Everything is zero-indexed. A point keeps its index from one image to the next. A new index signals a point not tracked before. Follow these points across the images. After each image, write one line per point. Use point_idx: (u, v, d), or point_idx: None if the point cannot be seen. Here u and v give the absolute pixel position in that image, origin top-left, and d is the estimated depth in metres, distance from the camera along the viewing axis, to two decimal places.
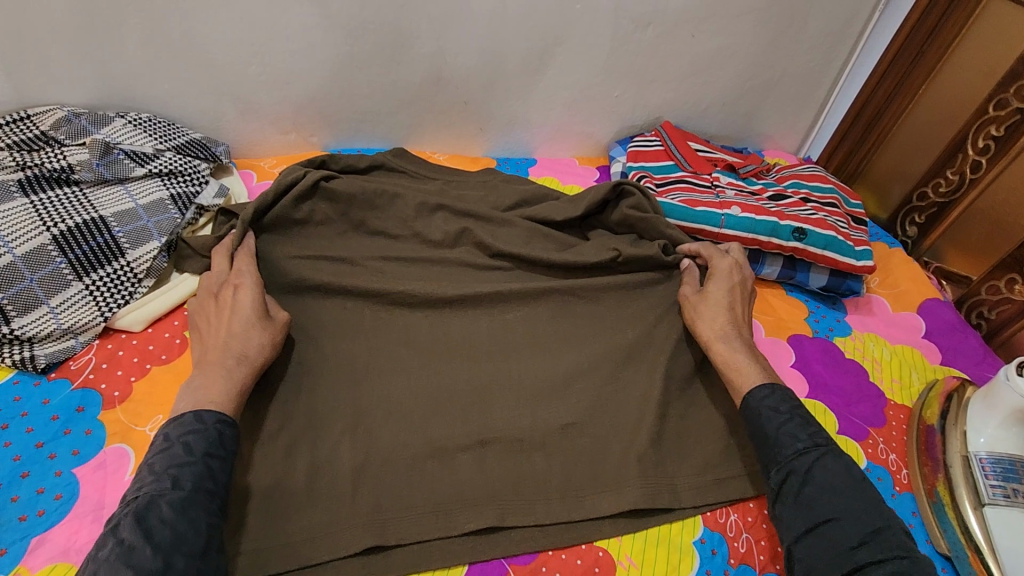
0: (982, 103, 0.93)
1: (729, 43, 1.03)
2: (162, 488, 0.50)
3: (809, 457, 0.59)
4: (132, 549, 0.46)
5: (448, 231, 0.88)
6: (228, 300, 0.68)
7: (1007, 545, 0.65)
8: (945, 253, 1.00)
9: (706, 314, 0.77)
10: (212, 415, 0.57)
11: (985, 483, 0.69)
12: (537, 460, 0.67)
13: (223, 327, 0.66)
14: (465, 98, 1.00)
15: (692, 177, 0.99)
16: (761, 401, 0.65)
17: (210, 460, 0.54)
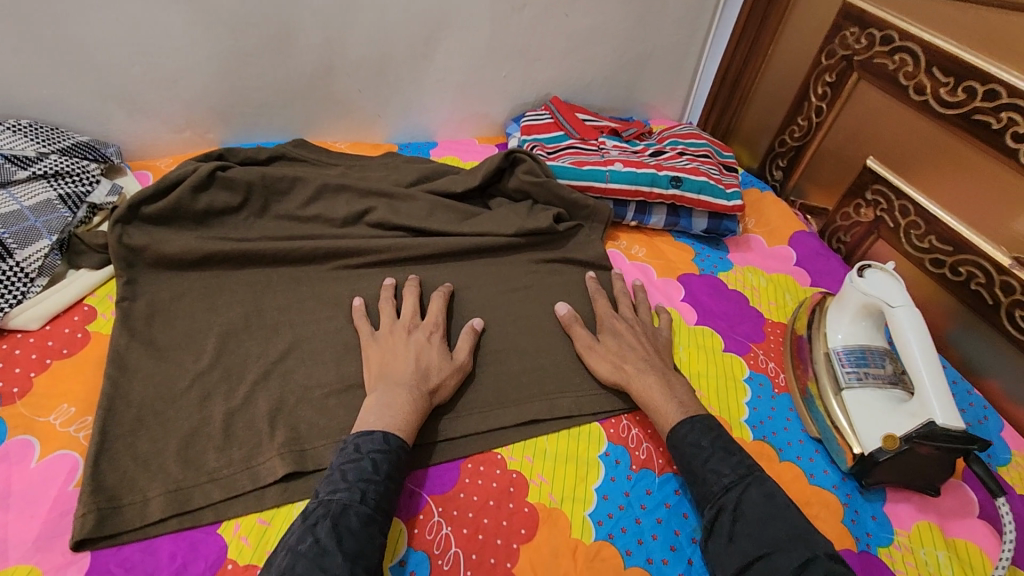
0: (817, 55, 1.04)
1: (601, 21, 1.12)
2: (353, 498, 0.54)
3: (735, 492, 0.60)
4: (326, 552, 0.49)
5: (352, 209, 0.92)
6: (418, 337, 0.73)
7: (862, 420, 0.72)
8: (807, 191, 1.12)
9: (605, 359, 0.77)
10: (396, 438, 0.60)
11: (842, 371, 0.78)
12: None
13: (407, 356, 0.70)
14: (359, 87, 1.04)
15: (580, 142, 1.07)
16: (683, 437, 0.66)
17: (390, 482, 0.57)
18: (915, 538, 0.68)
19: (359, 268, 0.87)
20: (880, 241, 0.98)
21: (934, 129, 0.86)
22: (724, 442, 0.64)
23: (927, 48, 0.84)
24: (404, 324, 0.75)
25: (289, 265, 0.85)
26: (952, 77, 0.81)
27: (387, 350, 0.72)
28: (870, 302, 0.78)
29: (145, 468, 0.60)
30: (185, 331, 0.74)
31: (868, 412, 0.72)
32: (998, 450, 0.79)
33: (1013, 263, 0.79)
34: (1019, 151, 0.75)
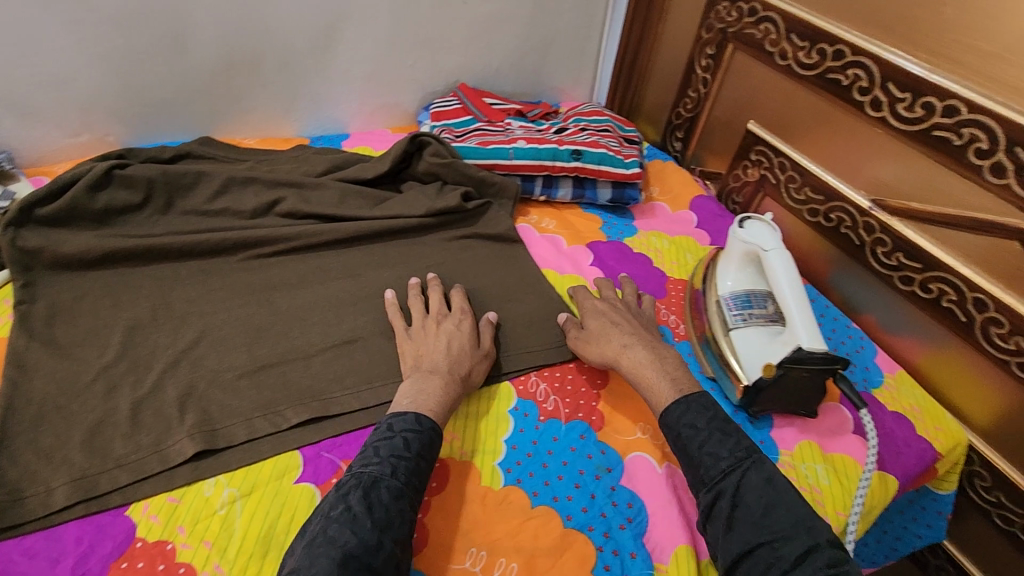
0: (698, 30, 1.12)
1: (500, 7, 1.16)
2: (384, 472, 0.58)
3: (734, 475, 0.62)
4: (356, 518, 0.54)
5: (261, 201, 0.93)
6: (449, 326, 0.77)
7: (747, 356, 0.78)
8: (705, 159, 1.19)
9: (597, 340, 0.78)
10: (429, 419, 0.65)
11: (729, 313, 0.83)
12: (358, 355, 0.77)
13: (442, 345, 0.74)
14: (263, 82, 1.05)
15: (486, 125, 1.11)
16: (677, 419, 0.67)
17: (421, 459, 0.61)
18: (797, 456, 0.76)
19: (271, 257, 0.88)
20: (766, 199, 1.07)
21: (798, 91, 0.95)
22: (720, 422, 0.66)
23: (785, 17, 0.93)
24: (436, 315, 0.79)
25: (198, 259, 0.85)
26: (807, 41, 0.90)
27: (422, 339, 0.76)
28: (749, 249, 0.85)
29: (48, 461, 0.60)
30: (88, 328, 0.73)
31: (751, 347, 0.79)
32: (871, 373, 0.88)
33: (871, 205, 0.88)
34: (865, 104, 0.84)
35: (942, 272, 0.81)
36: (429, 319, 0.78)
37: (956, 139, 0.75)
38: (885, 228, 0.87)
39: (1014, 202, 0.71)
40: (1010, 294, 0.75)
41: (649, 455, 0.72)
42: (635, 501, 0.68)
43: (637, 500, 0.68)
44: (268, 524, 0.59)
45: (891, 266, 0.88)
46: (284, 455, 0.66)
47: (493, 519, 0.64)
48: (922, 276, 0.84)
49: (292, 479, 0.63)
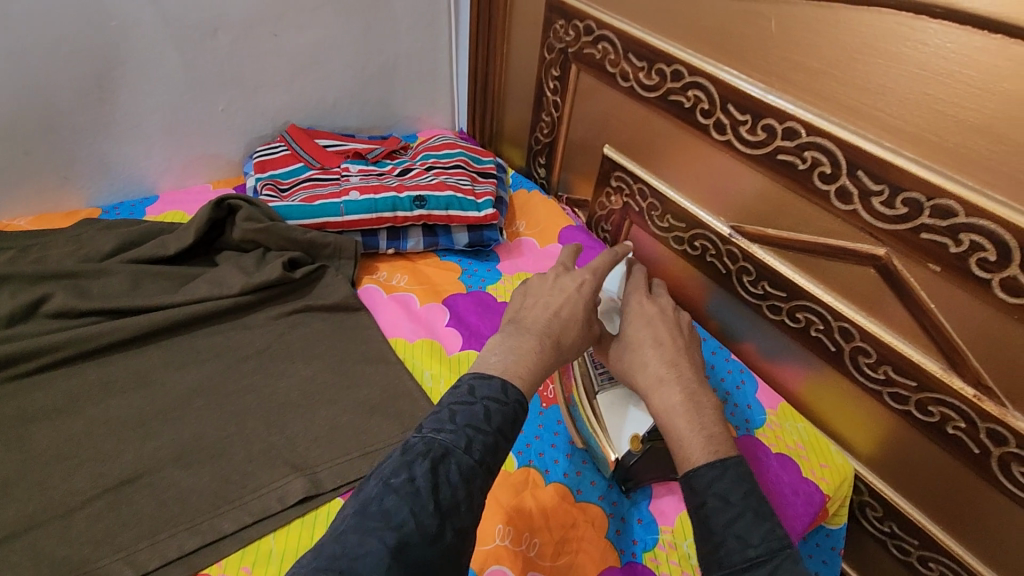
0: (541, 50, 1.03)
1: (321, 37, 1.02)
2: (457, 444, 0.44)
3: (761, 570, 0.44)
4: (418, 496, 0.41)
5: (18, 303, 0.74)
6: (568, 283, 0.64)
7: (613, 423, 0.69)
8: (571, 184, 1.10)
9: (632, 357, 0.62)
10: (516, 390, 0.50)
11: (595, 373, 0.73)
12: (141, 499, 0.61)
13: (553, 303, 0.60)
14: (23, 149, 0.86)
15: (318, 173, 0.97)
16: (707, 482, 0.49)
17: (502, 436, 0.47)
18: (678, 532, 0.68)
19: (31, 376, 0.70)
20: (633, 227, 0.99)
21: (645, 113, 0.87)
22: (745, 490, 0.48)
23: (619, 35, 0.85)
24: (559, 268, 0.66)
25: None
26: (644, 61, 0.83)
27: (541, 295, 0.62)
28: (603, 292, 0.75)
29: None
30: None
31: (617, 415, 0.70)
32: (753, 412, 0.82)
33: (731, 231, 0.82)
34: (709, 127, 0.78)
35: (805, 299, 0.76)
36: (549, 275, 0.65)
37: (800, 163, 0.69)
38: (746, 256, 0.81)
39: (863, 227, 0.66)
40: (873, 321, 0.71)
41: (508, 568, 0.61)
42: None
43: None
44: None
45: (758, 295, 0.83)
46: None
47: None
48: (789, 304, 0.79)
49: None
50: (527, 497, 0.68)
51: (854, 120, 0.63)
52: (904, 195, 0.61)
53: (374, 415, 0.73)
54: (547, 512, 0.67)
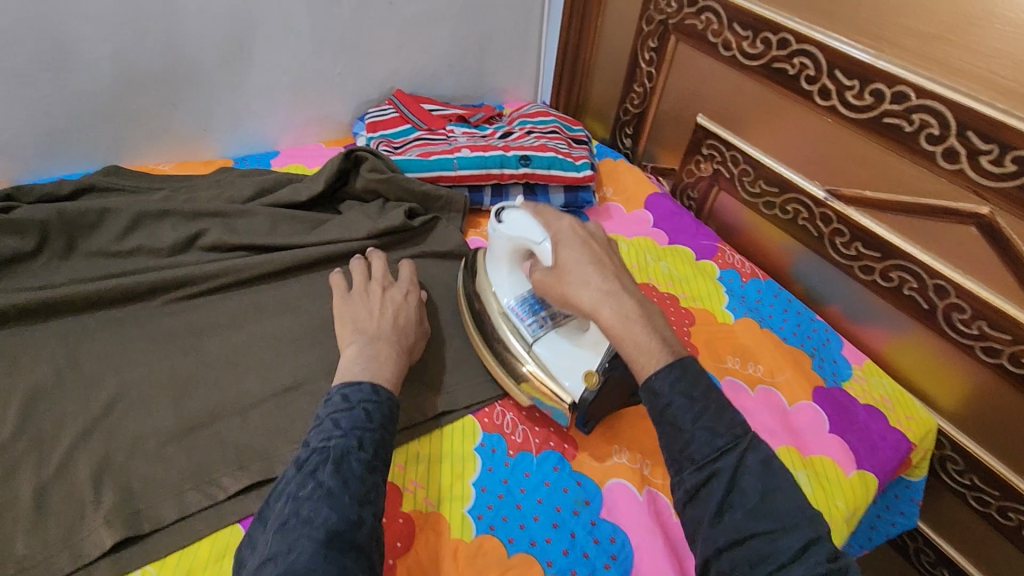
0: (638, 22, 1.09)
1: (430, 7, 1.09)
2: (350, 445, 0.53)
3: (732, 457, 0.52)
4: (333, 494, 0.49)
5: (179, 235, 0.83)
6: (394, 296, 0.74)
7: (558, 368, 0.69)
8: (656, 154, 1.16)
9: (573, 279, 0.61)
10: (386, 390, 0.60)
11: (523, 325, 0.72)
12: (304, 403, 0.69)
13: (383, 314, 0.70)
14: (172, 101, 0.94)
15: (427, 133, 1.04)
16: (670, 386, 0.54)
17: (384, 431, 0.57)
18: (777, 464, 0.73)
19: (194, 298, 0.79)
20: (721, 193, 1.05)
21: (743, 82, 0.92)
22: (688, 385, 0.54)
23: (726, 6, 0.90)
24: (380, 283, 0.76)
25: (108, 309, 0.75)
26: (750, 30, 0.88)
27: (355, 307, 0.72)
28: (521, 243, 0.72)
29: None
30: None
31: (560, 359, 0.69)
32: (840, 367, 0.87)
33: (826, 195, 0.87)
34: (813, 93, 0.82)
35: (901, 259, 0.80)
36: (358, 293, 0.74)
37: (907, 125, 0.74)
38: (841, 218, 0.86)
39: (968, 185, 0.70)
40: (969, 278, 0.75)
41: (627, 482, 0.68)
42: (617, 534, 0.63)
43: (619, 533, 0.63)
44: None
45: (850, 256, 0.87)
46: (225, 530, 0.59)
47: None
48: (882, 264, 0.83)
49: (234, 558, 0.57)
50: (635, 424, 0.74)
51: (967, 82, 0.67)
52: (1013, 153, 0.65)
53: None
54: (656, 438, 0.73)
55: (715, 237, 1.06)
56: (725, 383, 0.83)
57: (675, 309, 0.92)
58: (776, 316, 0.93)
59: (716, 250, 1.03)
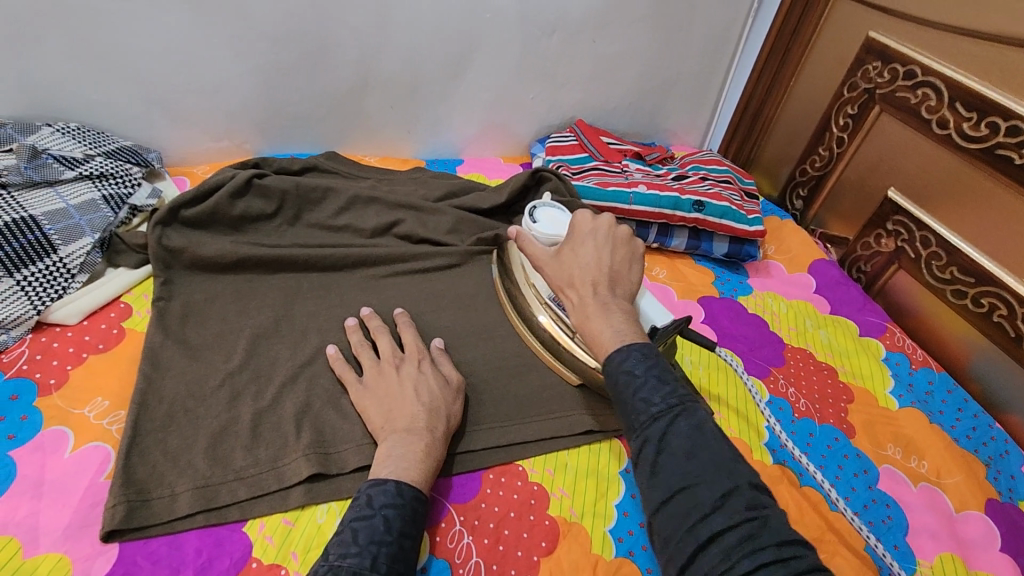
0: (839, 87, 1.08)
1: (627, 48, 1.14)
2: (363, 566, 0.49)
3: (662, 422, 0.52)
4: None
5: (380, 220, 0.93)
6: (410, 371, 0.68)
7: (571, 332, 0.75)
8: (828, 221, 1.13)
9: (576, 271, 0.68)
10: (410, 489, 0.56)
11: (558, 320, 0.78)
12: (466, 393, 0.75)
13: (408, 397, 0.65)
14: (391, 103, 1.07)
15: (604, 165, 1.10)
16: (619, 365, 0.57)
17: (404, 540, 0.53)
18: (937, 569, 0.68)
19: (383, 277, 0.88)
20: (900, 271, 0.99)
21: (950, 160, 0.89)
22: None
23: (949, 84, 0.87)
24: (391, 359, 0.70)
25: (317, 274, 0.86)
26: (975, 112, 0.84)
27: (377, 402, 0.66)
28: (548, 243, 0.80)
29: (174, 463, 0.61)
30: (217, 331, 0.75)
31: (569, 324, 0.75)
32: (1019, 484, 0.79)
33: None
34: None
35: None
36: (375, 382, 0.68)
37: None
38: None
39: None
40: None
41: None
42: None
43: None
44: None
45: None
46: None
47: None
48: None
49: None
50: (785, 491, 0.73)
51: None
52: None
53: None
54: (802, 509, 0.71)
55: (883, 316, 1.00)
56: (883, 470, 0.78)
57: (833, 381, 0.89)
58: (948, 414, 0.86)
59: (885, 329, 0.98)
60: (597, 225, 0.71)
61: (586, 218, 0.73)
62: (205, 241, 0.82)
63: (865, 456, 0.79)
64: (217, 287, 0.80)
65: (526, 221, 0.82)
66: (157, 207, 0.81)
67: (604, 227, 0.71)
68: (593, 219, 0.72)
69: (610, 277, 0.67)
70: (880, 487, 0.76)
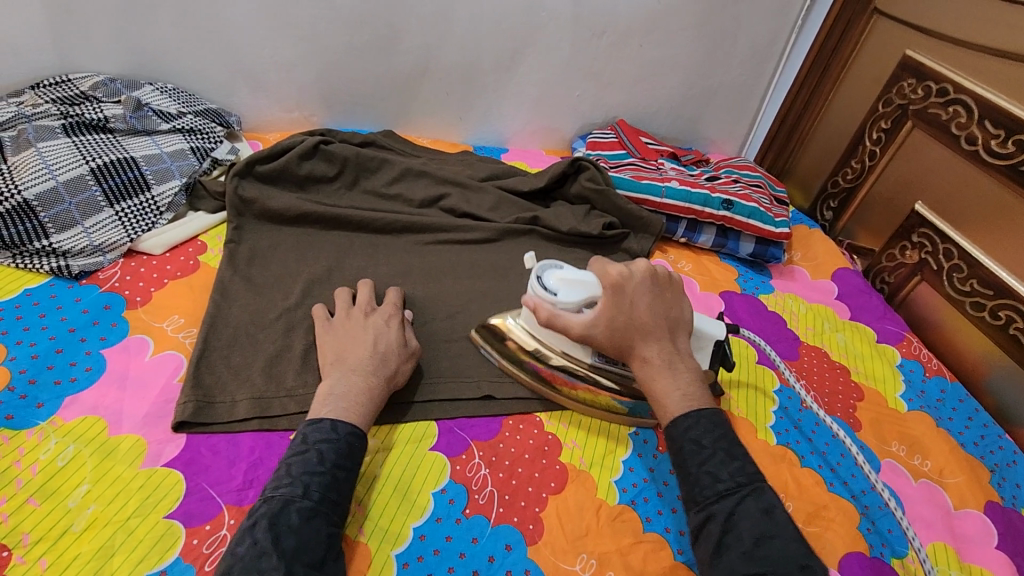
0: (874, 103, 1.12)
1: (672, 55, 1.20)
2: (295, 494, 0.53)
3: (730, 501, 0.57)
4: (263, 553, 0.49)
5: (429, 193, 1.01)
6: (377, 321, 0.72)
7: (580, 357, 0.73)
8: (855, 233, 1.17)
9: (641, 336, 0.66)
10: (345, 426, 0.59)
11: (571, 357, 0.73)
12: (494, 349, 0.81)
13: (365, 342, 0.68)
14: (447, 90, 1.16)
15: (640, 161, 1.16)
16: (684, 433, 0.61)
17: (338, 471, 0.57)
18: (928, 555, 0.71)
19: (427, 244, 0.95)
20: (922, 283, 1.02)
21: (976, 177, 0.92)
22: None
23: (980, 102, 0.90)
24: (361, 309, 0.73)
25: (368, 236, 0.94)
26: (1002, 129, 0.87)
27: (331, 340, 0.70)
28: (587, 304, 0.69)
29: (235, 376, 0.69)
30: (278, 273, 0.84)
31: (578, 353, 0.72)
32: None
33: None
34: None
35: None
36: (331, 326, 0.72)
37: None
38: None
39: None
40: None
41: None
42: None
43: None
44: (403, 479, 0.65)
45: None
46: (423, 422, 0.72)
47: (606, 532, 0.64)
48: None
49: (428, 445, 0.69)
50: (785, 470, 0.76)
51: None
52: None
53: None
54: (800, 486, 0.75)
55: (903, 326, 1.03)
56: (885, 463, 0.81)
57: (844, 380, 0.92)
58: (957, 421, 0.88)
59: (902, 338, 1.00)
60: (634, 276, 0.68)
61: (624, 273, 0.68)
62: (272, 196, 0.92)
63: (868, 448, 0.82)
64: (281, 237, 0.89)
65: (544, 295, 0.70)
66: (235, 162, 0.91)
67: (648, 272, 0.69)
68: (629, 269, 0.69)
69: (669, 331, 0.68)
70: (880, 477, 0.79)
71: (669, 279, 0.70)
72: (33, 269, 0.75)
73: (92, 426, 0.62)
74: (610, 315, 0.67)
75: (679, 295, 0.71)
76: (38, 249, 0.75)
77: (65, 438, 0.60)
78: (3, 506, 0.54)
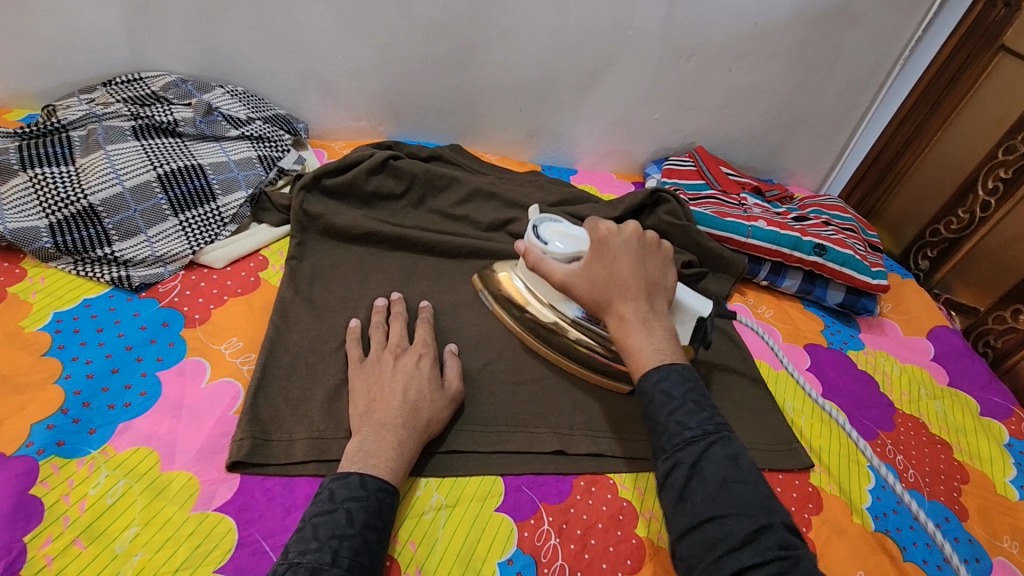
0: (992, 148, 1.04)
1: (763, 81, 1.12)
2: (323, 561, 0.48)
3: (696, 448, 0.51)
4: None
5: (498, 215, 0.95)
6: (407, 364, 0.66)
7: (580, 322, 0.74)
8: (954, 286, 1.10)
9: (616, 288, 0.63)
10: (374, 480, 0.54)
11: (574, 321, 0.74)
12: (563, 396, 0.75)
13: (395, 392, 0.62)
14: (520, 106, 1.10)
15: (721, 195, 1.08)
16: (655, 384, 0.55)
17: (369, 533, 0.51)
18: None
19: None
20: None
21: None
22: None
23: None
24: (392, 349, 0.68)
25: (433, 258, 0.89)
26: None
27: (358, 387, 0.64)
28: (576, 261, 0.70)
29: (293, 411, 0.65)
30: (340, 296, 0.79)
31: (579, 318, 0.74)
32: None
33: None
34: None
35: None
36: (359, 371, 0.66)
37: None
38: None
39: None
40: None
41: None
42: None
43: None
44: (466, 544, 0.59)
45: None
46: (488, 476, 0.66)
47: None
48: None
49: (492, 505, 0.63)
50: (886, 564, 0.67)
51: None
52: None
53: (745, 414, 0.80)
54: None
55: (1009, 399, 0.93)
56: (998, 563, 0.71)
57: (947, 458, 0.82)
58: None
59: (1010, 413, 0.90)
60: (621, 236, 0.67)
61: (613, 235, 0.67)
62: (336, 212, 0.87)
63: (978, 543, 0.73)
64: (344, 255, 0.85)
65: (536, 242, 0.72)
66: (303, 175, 0.87)
67: (635, 233, 0.67)
68: (617, 228, 0.68)
69: (647, 290, 0.63)
70: None
71: (655, 240, 0.68)
72: (94, 278, 0.72)
73: (144, 459, 0.58)
74: (591, 266, 0.65)
75: (665, 259, 0.68)
76: (100, 256, 0.72)
77: (115, 471, 0.56)
78: (47, 548, 0.50)
